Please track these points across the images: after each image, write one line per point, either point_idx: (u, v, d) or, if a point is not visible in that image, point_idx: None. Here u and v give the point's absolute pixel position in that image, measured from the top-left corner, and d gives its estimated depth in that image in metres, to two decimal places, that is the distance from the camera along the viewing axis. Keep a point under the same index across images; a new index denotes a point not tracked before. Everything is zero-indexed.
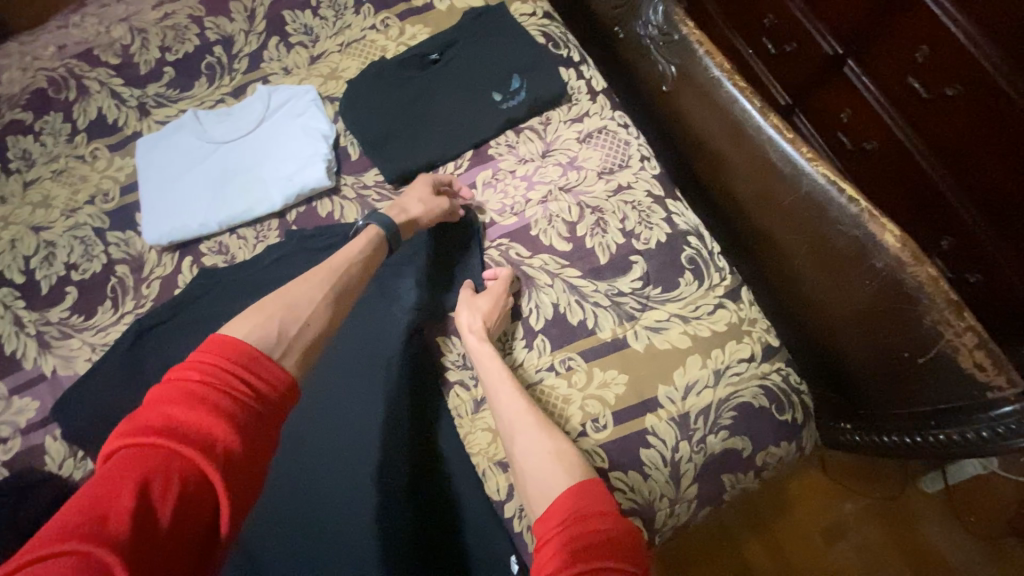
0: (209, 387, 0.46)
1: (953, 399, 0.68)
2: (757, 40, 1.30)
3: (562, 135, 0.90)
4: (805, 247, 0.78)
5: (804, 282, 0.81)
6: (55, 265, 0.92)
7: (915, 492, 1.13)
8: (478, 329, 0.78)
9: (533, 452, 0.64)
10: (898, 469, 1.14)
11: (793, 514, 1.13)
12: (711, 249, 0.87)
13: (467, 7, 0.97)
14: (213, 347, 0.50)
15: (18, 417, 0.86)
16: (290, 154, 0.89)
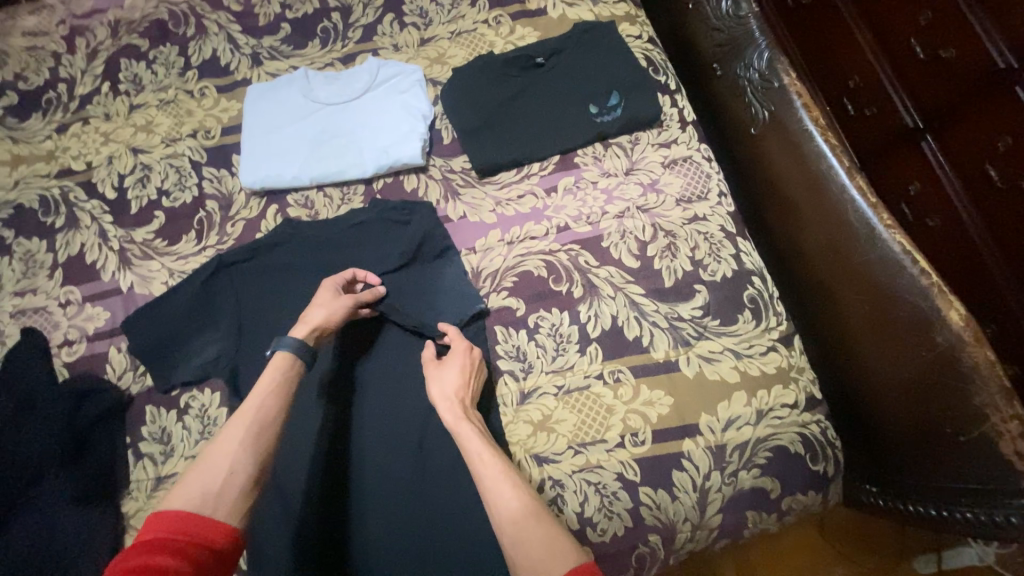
0: (171, 543, 0.55)
1: (983, 481, 0.70)
2: (838, 99, 1.26)
3: (648, 157, 0.93)
4: (861, 308, 0.81)
5: (856, 341, 0.83)
6: (148, 188, 0.97)
7: (909, 569, 1.13)
8: (452, 399, 0.75)
9: (504, 512, 0.62)
10: (897, 542, 1.15)
11: (783, 564, 1.15)
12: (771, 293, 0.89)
13: (577, 19, 1.01)
14: (168, 513, 0.58)
15: (90, 324, 0.91)
16: (389, 127, 0.94)
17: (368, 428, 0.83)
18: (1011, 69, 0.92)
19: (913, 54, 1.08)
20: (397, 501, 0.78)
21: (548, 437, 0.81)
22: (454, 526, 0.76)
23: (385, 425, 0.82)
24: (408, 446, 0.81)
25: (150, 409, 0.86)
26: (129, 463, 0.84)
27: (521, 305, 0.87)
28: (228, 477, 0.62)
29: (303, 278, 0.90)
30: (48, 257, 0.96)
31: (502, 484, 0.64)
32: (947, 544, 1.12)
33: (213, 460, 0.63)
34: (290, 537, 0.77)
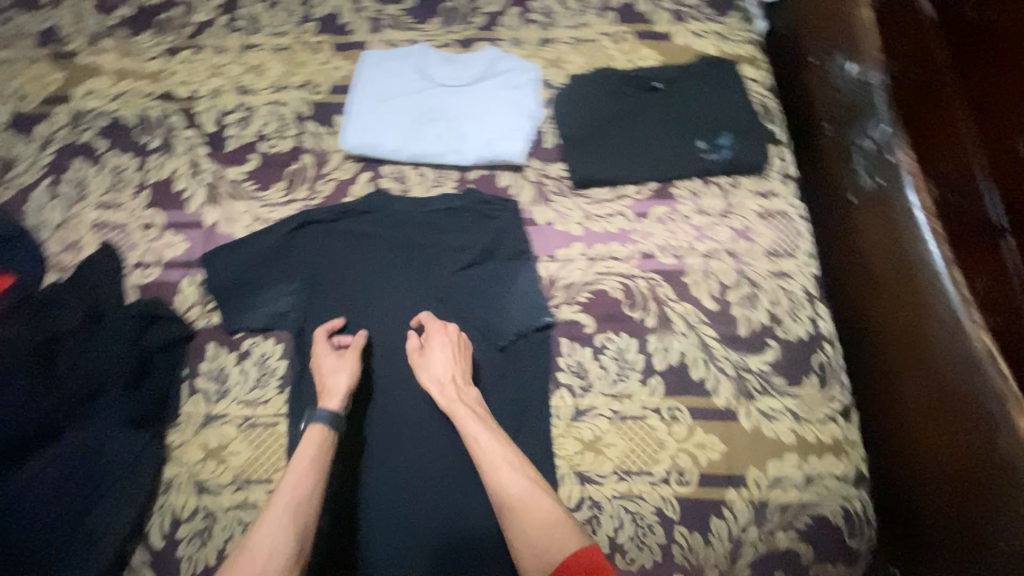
0: None
1: None
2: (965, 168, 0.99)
3: (744, 203, 0.93)
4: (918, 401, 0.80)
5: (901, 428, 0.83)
6: (248, 130, 0.98)
7: None
8: (445, 382, 0.78)
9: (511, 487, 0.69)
10: None
11: None
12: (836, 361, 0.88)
13: (701, 51, 1.01)
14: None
15: (167, 251, 0.91)
16: (497, 120, 0.94)
17: (410, 409, 0.82)
18: None
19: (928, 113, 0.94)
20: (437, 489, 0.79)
21: (595, 457, 0.81)
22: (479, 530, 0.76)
23: (392, 416, 0.83)
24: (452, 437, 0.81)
25: (213, 347, 0.86)
26: (181, 397, 0.83)
27: (591, 323, 0.87)
28: (273, 555, 0.63)
29: (381, 250, 0.90)
30: (136, 176, 0.96)
31: (513, 473, 0.70)
32: None
33: (258, 539, 0.64)
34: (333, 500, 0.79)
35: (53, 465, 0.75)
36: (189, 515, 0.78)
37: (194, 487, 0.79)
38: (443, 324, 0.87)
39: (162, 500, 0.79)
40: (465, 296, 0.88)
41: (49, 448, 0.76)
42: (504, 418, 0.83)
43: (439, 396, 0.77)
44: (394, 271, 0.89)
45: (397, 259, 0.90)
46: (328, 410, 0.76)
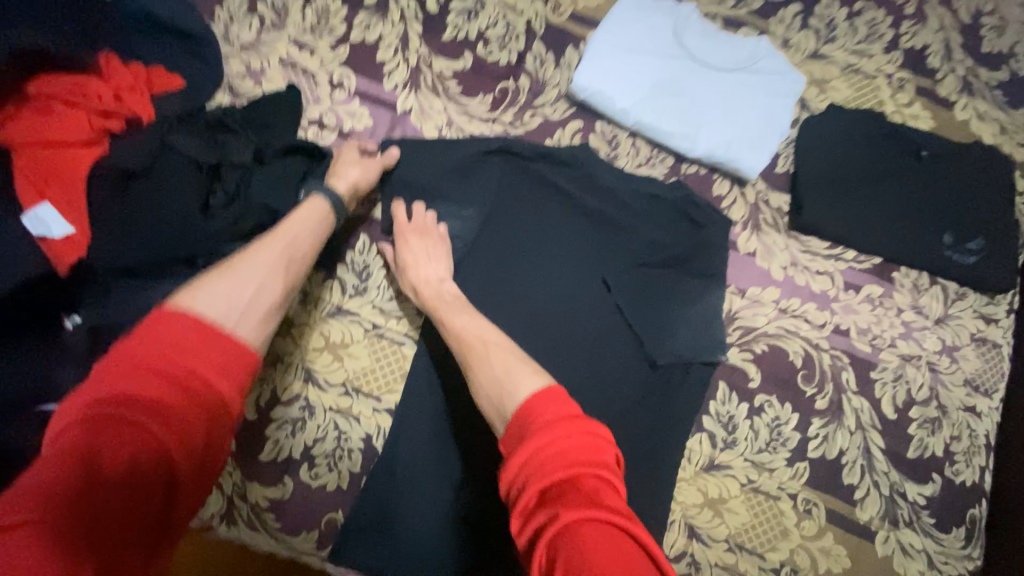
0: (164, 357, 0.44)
1: None
2: None
3: (963, 320, 0.82)
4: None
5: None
6: (471, 24, 0.87)
7: None
8: (431, 278, 0.74)
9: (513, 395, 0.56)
10: None
11: None
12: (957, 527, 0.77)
13: (977, 135, 0.89)
14: (173, 311, 0.47)
15: (349, 120, 0.84)
16: (742, 121, 0.83)
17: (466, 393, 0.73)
18: None
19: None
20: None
21: (712, 517, 0.74)
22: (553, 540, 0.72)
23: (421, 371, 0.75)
24: None
25: (364, 239, 0.81)
26: (319, 276, 0.79)
27: (757, 377, 0.78)
28: (251, 296, 0.53)
29: (568, 211, 0.81)
30: (340, 27, 0.86)
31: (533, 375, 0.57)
32: None
33: (251, 267, 0.56)
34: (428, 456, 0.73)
35: None
36: (287, 400, 0.75)
37: (303, 373, 0.76)
38: (604, 315, 0.79)
39: (267, 374, 0.75)
40: (639, 294, 0.79)
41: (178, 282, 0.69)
42: (635, 440, 0.75)
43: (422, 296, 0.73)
44: (574, 239, 0.81)
45: (580, 226, 0.81)
46: (332, 188, 0.71)
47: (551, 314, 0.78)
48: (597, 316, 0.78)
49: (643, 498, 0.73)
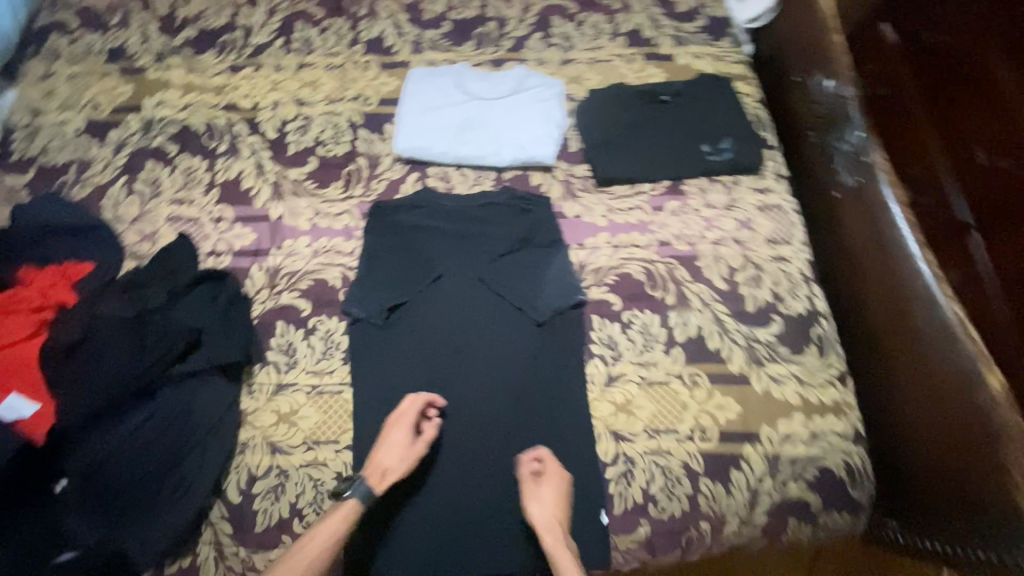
0: None
1: (988, 531, 0.82)
2: None
3: (745, 199, 1.07)
4: (910, 352, 0.95)
5: (897, 359, 0.98)
6: (307, 136, 1.10)
7: None
8: (555, 529, 0.81)
9: None
10: None
11: None
12: (811, 347, 0.97)
13: (700, 69, 1.18)
14: None
15: (236, 241, 1.02)
16: (530, 127, 1.08)
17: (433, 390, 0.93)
18: None
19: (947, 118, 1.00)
20: (495, 448, 0.89)
21: (627, 418, 0.92)
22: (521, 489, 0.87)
23: (395, 390, 0.92)
24: (473, 415, 0.91)
25: (281, 323, 0.96)
26: (254, 367, 0.93)
27: (619, 301, 0.99)
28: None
29: (431, 237, 1.02)
30: (207, 177, 1.07)
31: None
32: None
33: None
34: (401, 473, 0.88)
35: (147, 425, 0.83)
36: (264, 473, 0.87)
37: (269, 447, 0.88)
38: (485, 303, 0.98)
39: (239, 460, 0.87)
40: (508, 276, 1.00)
41: (138, 413, 0.84)
42: (547, 384, 0.93)
43: (546, 541, 0.79)
44: (445, 256, 1.01)
45: (444, 244, 1.01)
46: (371, 488, 0.82)
47: (447, 317, 0.97)
48: (481, 306, 0.98)
49: (569, 426, 0.91)
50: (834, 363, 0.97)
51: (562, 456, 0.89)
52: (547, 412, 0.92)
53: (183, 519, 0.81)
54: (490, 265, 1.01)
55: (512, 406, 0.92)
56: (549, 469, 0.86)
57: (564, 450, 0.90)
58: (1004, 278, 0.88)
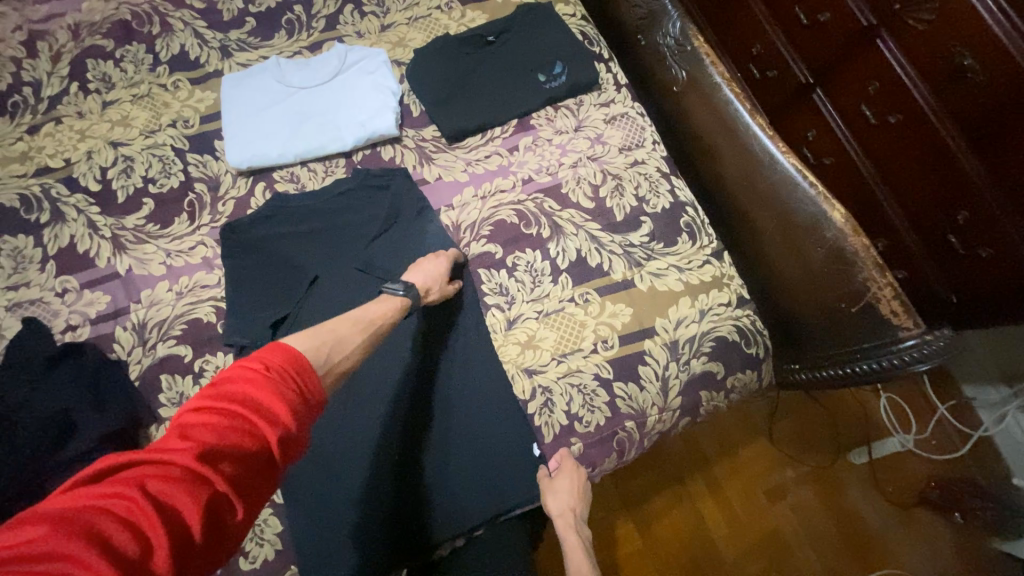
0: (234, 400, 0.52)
1: (865, 344, 0.95)
2: (790, 12, 1.21)
3: (592, 116, 1.09)
4: (766, 208, 1.03)
5: (756, 220, 1.05)
6: (134, 177, 1.02)
7: (845, 460, 1.48)
8: (562, 514, 0.89)
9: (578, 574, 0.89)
10: (833, 443, 1.50)
11: (744, 479, 1.46)
12: (683, 239, 1.03)
13: (520, 1, 1.17)
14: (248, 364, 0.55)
15: (91, 309, 0.95)
16: (364, 104, 1.05)
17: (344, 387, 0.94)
18: (870, 25, 1.06)
19: (780, 19, 1.24)
20: (417, 419, 0.92)
21: (534, 353, 0.96)
22: (447, 453, 0.91)
23: None
24: (388, 398, 0.93)
25: (166, 376, 0.92)
26: (151, 429, 0.89)
27: (499, 249, 1.01)
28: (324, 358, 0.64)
29: (298, 242, 0.99)
30: (38, 252, 0.98)
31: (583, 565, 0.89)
32: (875, 440, 1.49)
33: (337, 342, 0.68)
34: (332, 478, 0.89)
35: None
36: None
37: None
38: (368, 289, 0.98)
39: None
40: (385, 259, 1.00)
41: None
42: (449, 346, 0.97)
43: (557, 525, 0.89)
44: (319, 256, 0.99)
45: (314, 245, 1.00)
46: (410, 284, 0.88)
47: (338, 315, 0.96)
48: (367, 292, 0.97)
49: (480, 378, 0.94)
50: (707, 243, 1.05)
51: (480, 407, 0.93)
52: (456, 374, 0.95)
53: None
54: (365, 251, 1.00)
55: (421, 379, 0.94)
56: (564, 466, 0.91)
57: (481, 400, 0.93)
58: (876, 89, 1.08)
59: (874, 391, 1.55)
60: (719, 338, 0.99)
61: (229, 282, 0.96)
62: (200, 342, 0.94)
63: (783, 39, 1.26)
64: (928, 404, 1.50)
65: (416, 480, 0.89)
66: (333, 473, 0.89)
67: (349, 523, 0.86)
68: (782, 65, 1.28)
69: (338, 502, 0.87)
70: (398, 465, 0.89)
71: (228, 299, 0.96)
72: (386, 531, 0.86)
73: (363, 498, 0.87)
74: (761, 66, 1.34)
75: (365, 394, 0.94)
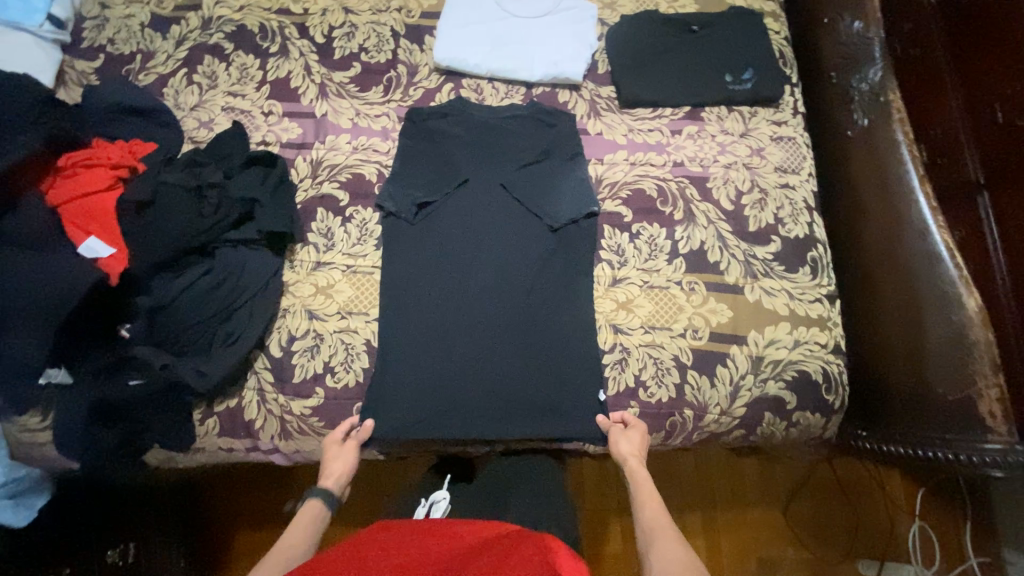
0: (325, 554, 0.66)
1: (948, 434, 0.95)
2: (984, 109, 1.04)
3: (761, 129, 1.12)
4: (898, 276, 1.02)
5: (879, 284, 1.06)
6: (353, 42, 1.17)
7: (851, 566, 1.44)
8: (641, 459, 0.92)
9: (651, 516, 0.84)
10: (846, 542, 1.46)
11: (743, 539, 1.46)
12: (805, 272, 1.05)
13: (733, 3, 1.22)
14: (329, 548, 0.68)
15: (284, 134, 1.11)
16: (562, 46, 1.14)
17: (449, 279, 1.03)
18: None
19: (975, 102, 1.06)
20: (507, 327, 1.01)
21: (628, 315, 1.01)
22: (521, 366, 0.99)
23: (416, 276, 1.03)
24: (487, 302, 1.02)
25: (321, 211, 1.06)
26: (295, 245, 1.04)
27: (630, 214, 1.07)
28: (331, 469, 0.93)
29: (461, 145, 1.10)
30: (259, 74, 1.16)
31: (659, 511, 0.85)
32: (890, 561, 1.43)
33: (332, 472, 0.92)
34: (424, 348, 1.00)
35: (204, 278, 0.95)
36: (302, 335, 0.99)
37: (307, 314, 1.00)
38: (504, 205, 1.08)
39: (280, 322, 0.99)
40: (529, 185, 1.08)
41: (198, 268, 0.96)
42: (557, 279, 1.04)
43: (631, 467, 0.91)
44: (473, 161, 1.10)
45: (471, 151, 1.10)
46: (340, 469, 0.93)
47: (471, 217, 1.07)
48: (505, 207, 1.08)
49: (574, 315, 1.02)
50: (827, 285, 1.05)
51: (563, 340, 1.01)
52: (554, 304, 1.02)
53: (222, 369, 0.92)
54: (513, 172, 1.09)
55: (524, 296, 1.02)
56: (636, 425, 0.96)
57: (568, 335, 1.01)
58: None
59: (909, 513, 1.47)
60: (803, 374, 1.01)
61: (397, 158, 1.09)
62: (355, 193, 1.08)
63: (966, 125, 1.07)
64: (960, 548, 1.40)
65: (488, 379, 0.99)
66: (422, 344, 1.00)
67: (423, 390, 0.98)
68: (955, 153, 1.09)
69: (414, 369, 0.99)
70: (473, 358, 0.99)
71: (393, 169, 1.09)
72: (441, 406, 0.98)
73: (438, 374, 0.99)
74: (933, 149, 1.15)
75: (467, 291, 1.03)
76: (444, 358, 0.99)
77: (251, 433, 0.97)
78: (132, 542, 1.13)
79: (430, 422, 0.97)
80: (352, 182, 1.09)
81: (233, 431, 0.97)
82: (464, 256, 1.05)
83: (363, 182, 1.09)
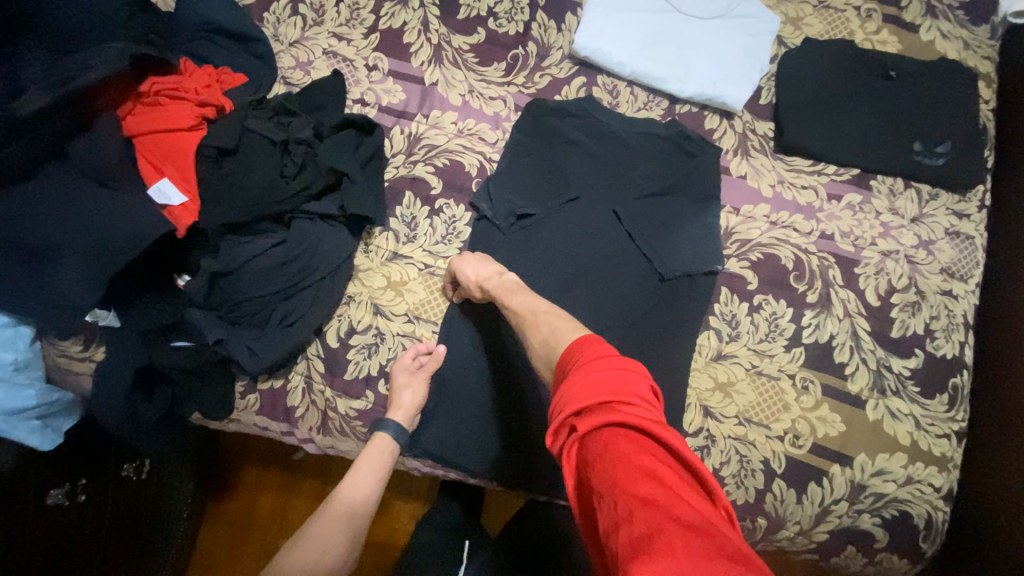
0: None
1: None
2: None
3: (937, 217, 0.93)
4: None
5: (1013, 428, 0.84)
6: (482, 3, 1.01)
7: None
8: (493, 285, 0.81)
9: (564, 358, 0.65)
10: None
11: None
12: (942, 398, 0.89)
13: (941, 52, 1.01)
14: None
15: (385, 96, 0.98)
16: (726, 63, 0.96)
17: None
18: None
19: None
20: None
21: (723, 399, 0.88)
22: None
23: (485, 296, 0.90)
24: None
25: (409, 196, 0.94)
26: (376, 228, 0.93)
27: (755, 281, 0.91)
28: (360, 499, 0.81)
29: (576, 156, 0.95)
30: (370, 18, 1.01)
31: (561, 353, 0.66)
32: None
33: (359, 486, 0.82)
34: (483, 380, 0.88)
35: (274, 250, 0.85)
36: (363, 330, 0.90)
37: (372, 308, 0.90)
38: (610, 236, 0.92)
39: (342, 310, 0.90)
40: (648, 219, 0.92)
41: (272, 237, 0.86)
42: (653, 339, 0.88)
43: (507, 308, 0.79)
44: (586, 177, 0.94)
45: (587, 166, 0.94)
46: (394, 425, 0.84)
47: (567, 241, 0.92)
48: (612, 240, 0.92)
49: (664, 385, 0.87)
50: (959, 422, 0.89)
51: None
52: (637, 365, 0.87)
53: (274, 353, 0.83)
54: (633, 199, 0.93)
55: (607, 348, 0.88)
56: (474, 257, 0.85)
57: None
58: None
59: None
60: (907, 516, 0.86)
61: (503, 156, 0.95)
62: (449, 183, 0.95)
63: None
64: None
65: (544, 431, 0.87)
66: (484, 375, 0.89)
67: (470, 425, 0.88)
68: None
69: (467, 399, 0.88)
70: (533, 404, 0.87)
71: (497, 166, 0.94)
72: (486, 447, 0.87)
73: (489, 412, 0.87)
74: None
75: None
76: (502, 396, 0.88)
77: (289, 420, 0.89)
78: (149, 457, 0.95)
79: (472, 461, 0.87)
80: (449, 170, 0.95)
81: (272, 412, 0.89)
82: (548, 284, 0.90)
83: (462, 172, 0.95)
